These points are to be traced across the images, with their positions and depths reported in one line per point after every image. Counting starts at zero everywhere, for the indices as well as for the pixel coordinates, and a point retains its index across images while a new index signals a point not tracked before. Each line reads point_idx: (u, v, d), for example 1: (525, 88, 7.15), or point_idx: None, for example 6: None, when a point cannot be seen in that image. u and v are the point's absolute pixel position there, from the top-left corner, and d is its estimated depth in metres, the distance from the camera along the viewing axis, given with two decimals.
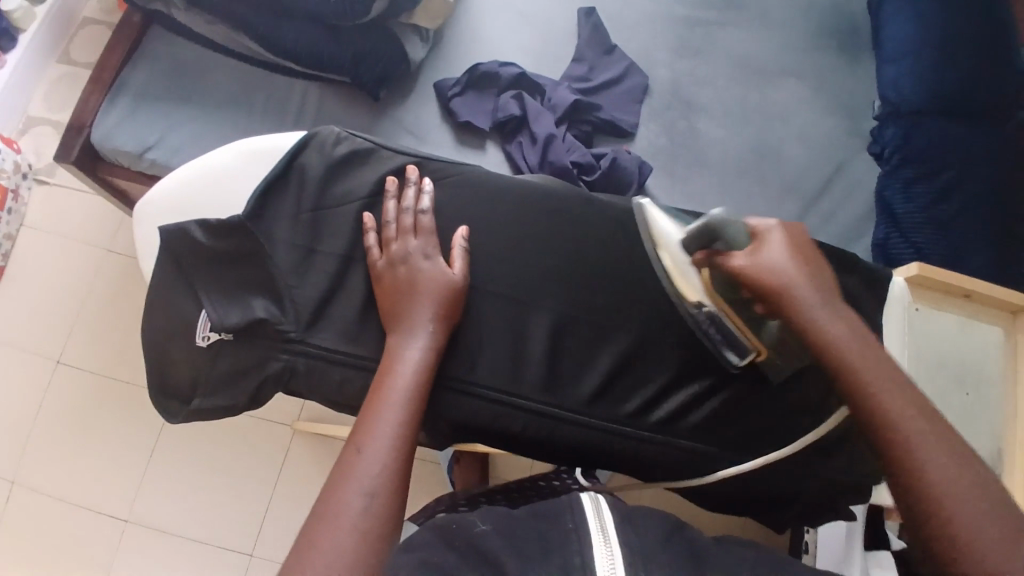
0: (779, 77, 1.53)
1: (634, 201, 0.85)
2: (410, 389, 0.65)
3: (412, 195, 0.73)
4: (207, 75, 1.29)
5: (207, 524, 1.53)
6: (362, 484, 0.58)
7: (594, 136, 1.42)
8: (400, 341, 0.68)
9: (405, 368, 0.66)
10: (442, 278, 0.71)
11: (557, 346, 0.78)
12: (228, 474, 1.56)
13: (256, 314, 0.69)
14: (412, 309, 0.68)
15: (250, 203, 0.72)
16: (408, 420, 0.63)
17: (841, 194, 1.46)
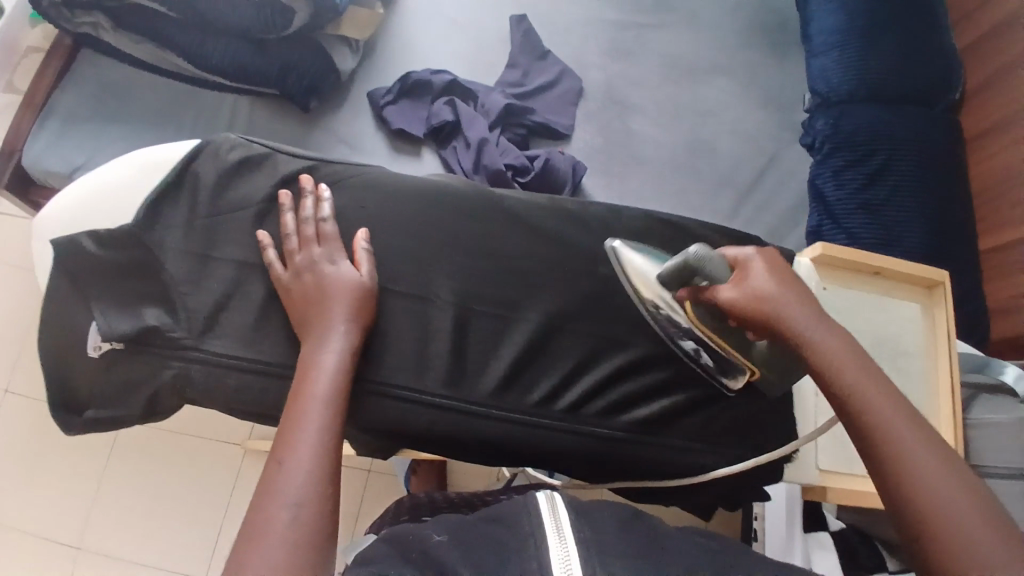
0: (709, 75, 1.58)
1: (536, 196, 0.85)
2: (327, 395, 0.62)
3: (308, 204, 0.72)
4: (136, 94, 1.27)
5: (155, 553, 1.47)
6: (287, 496, 0.54)
7: (530, 139, 1.43)
8: (313, 348, 0.65)
9: (320, 376, 0.63)
10: (347, 281, 0.69)
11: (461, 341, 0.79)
12: (176, 501, 1.51)
13: (146, 321, 0.69)
14: (323, 317, 0.67)
15: (139, 211, 0.71)
16: (331, 423, 0.60)
17: (774, 184, 1.52)
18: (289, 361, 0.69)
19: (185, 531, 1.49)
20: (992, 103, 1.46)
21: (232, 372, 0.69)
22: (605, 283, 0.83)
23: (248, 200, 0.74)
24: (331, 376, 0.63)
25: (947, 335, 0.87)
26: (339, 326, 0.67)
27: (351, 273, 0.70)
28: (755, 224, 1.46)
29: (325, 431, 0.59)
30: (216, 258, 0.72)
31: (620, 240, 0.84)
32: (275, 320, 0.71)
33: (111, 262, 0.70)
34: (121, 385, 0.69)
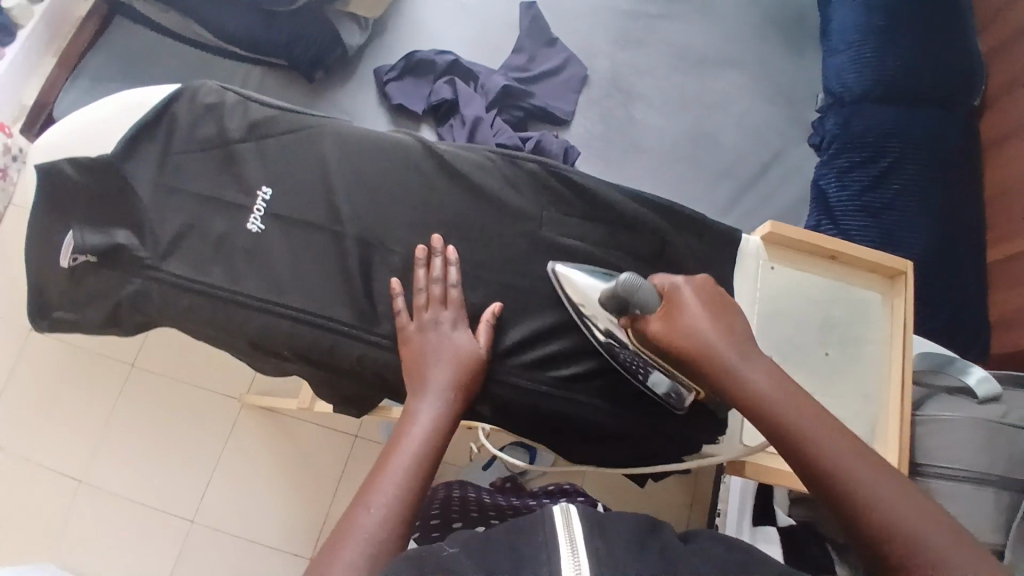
0: (720, 68, 1.57)
1: (487, 150, 0.83)
2: (423, 442, 0.65)
3: (438, 262, 0.75)
4: (160, 58, 1.37)
5: (150, 491, 1.56)
6: (366, 523, 0.57)
7: (528, 122, 1.46)
8: (416, 405, 0.68)
9: (419, 424, 0.66)
10: (467, 347, 0.72)
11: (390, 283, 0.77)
12: (173, 447, 1.59)
13: (115, 240, 0.75)
14: (432, 370, 0.70)
15: (120, 143, 0.77)
16: (415, 481, 0.62)
17: (776, 181, 1.48)
18: (236, 288, 0.74)
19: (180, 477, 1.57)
20: (1013, 107, 1.41)
21: (183, 293, 0.74)
22: (548, 245, 0.79)
23: (216, 140, 0.80)
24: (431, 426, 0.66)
25: (904, 327, 0.84)
26: (446, 380, 0.70)
27: (468, 337, 0.73)
28: (751, 219, 1.44)
29: (411, 471, 0.62)
30: (180, 191, 0.78)
31: (573, 209, 0.80)
32: (230, 250, 0.76)
33: (87, 187, 0.77)
34: (88, 295, 0.76)
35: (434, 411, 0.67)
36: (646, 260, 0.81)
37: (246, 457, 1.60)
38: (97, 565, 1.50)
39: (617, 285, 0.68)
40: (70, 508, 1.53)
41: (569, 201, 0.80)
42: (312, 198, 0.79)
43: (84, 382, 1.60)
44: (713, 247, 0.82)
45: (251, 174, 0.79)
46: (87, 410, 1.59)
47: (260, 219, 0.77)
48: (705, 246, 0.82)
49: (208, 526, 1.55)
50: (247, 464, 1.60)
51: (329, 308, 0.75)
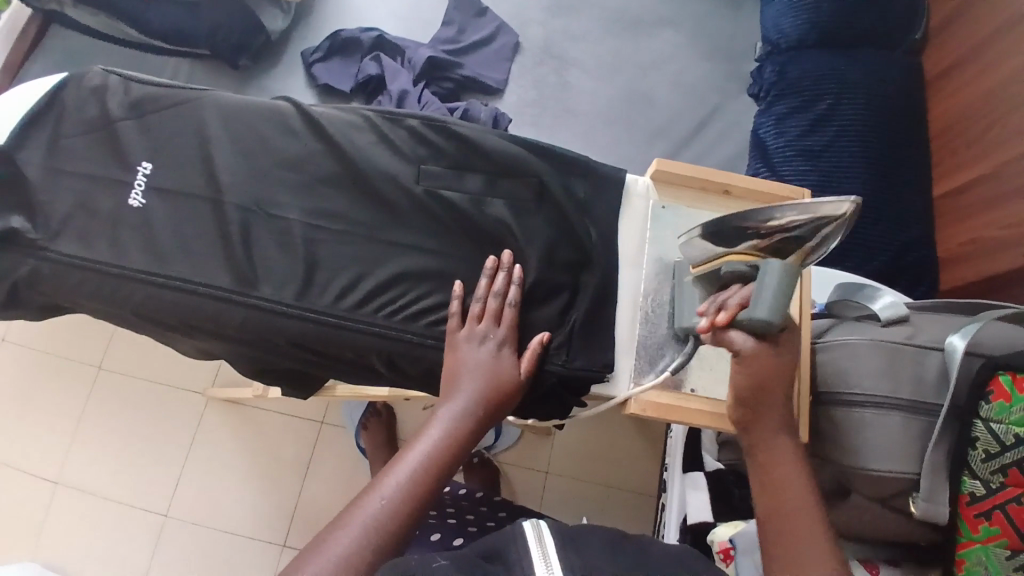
0: (654, 27, 1.54)
1: (368, 111, 0.85)
2: (440, 445, 0.67)
3: (500, 281, 0.77)
4: (89, 59, 1.37)
5: (125, 487, 1.58)
6: (372, 510, 0.60)
7: (460, 93, 1.46)
8: (443, 410, 0.70)
9: (441, 426, 0.69)
10: (505, 366, 0.74)
11: (275, 247, 0.77)
12: (144, 445, 1.61)
13: (9, 223, 0.74)
14: (466, 381, 0.72)
15: (9, 130, 0.80)
16: (428, 481, 0.64)
17: (715, 137, 1.46)
18: (121, 261, 0.75)
19: (154, 473, 1.59)
20: (951, 40, 1.38)
21: (71, 269, 0.75)
22: (430, 200, 0.81)
23: (100, 119, 0.81)
24: (455, 432, 0.68)
25: None
26: (477, 392, 0.71)
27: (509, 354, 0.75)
28: None
29: (424, 472, 0.65)
30: (65, 172, 0.79)
31: (446, 159, 0.82)
32: (115, 226, 0.77)
33: None
34: None
35: (459, 418, 0.69)
36: (526, 207, 0.82)
37: (217, 449, 1.62)
38: (78, 562, 1.53)
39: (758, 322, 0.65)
40: (49, 509, 1.55)
41: (448, 153, 0.82)
42: (195, 171, 0.80)
43: (55, 386, 1.63)
44: (595, 188, 0.84)
45: (133, 150, 0.80)
46: (59, 412, 1.61)
47: (141, 194, 0.78)
48: (587, 192, 0.84)
49: (184, 518, 1.57)
50: (217, 456, 1.62)
51: (211, 274, 0.75)
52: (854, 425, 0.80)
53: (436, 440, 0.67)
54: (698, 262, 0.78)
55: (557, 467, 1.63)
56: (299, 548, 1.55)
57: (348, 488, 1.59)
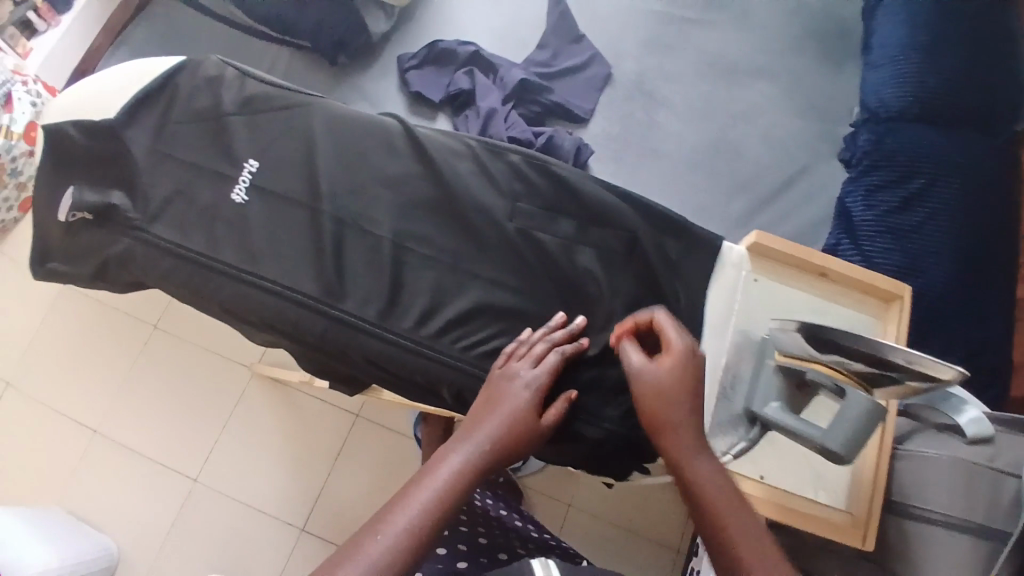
0: (750, 77, 1.51)
1: (474, 143, 0.84)
2: (448, 483, 0.62)
3: (559, 332, 0.75)
4: (196, 35, 1.41)
5: (159, 447, 1.60)
6: (371, 556, 0.57)
7: (546, 118, 1.45)
8: (453, 444, 0.65)
9: (450, 462, 0.63)
10: (530, 402, 0.68)
11: (359, 263, 0.78)
12: (184, 409, 1.63)
13: (111, 200, 0.78)
14: (492, 414, 0.67)
15: (123, 109, 0.80)
16: (430, 524, 0.60)
17: (799, 199, 1.42)
18: (214, 254, 0.77)
19: (190, 438, 1.61)
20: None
21: (166, 255, 0.77)
22: (521, 239, 0.80)
23: (212, 110, 0.82)
24: (472, 468, 0.63)
25: None
26: (499, 425, 0.66)
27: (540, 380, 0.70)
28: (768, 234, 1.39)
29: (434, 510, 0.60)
30: (172, 157, 0.81)
31: (542, 200, 0.82)
32: (212, 219, 0.79)
33: (93, 151, 0.80)
34: (78, 252, 0.79)
35: (470, 457, 0.64)
36: (614, 261, 0.81)
37: (252, 425, 1.63)
38: (104, 513, 1.56)
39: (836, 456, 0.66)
40: (85, 457, 1.58)
41: (545, 193, 0.82)
42: (297, 176, 0.81)
43: (110, 339, 1.66)
44: (687, 252, 0.81)
45: (240, 146, 0.81)
46: (108, 363, 1.64)
47: (245, 191, 0.80)
48: (677, 255, 0.81)
49: (211, 487, 1.58)
50: (251, 431, 1.63)
51: (299, 281, 0.77)
52: (919, 539, 0.79)
53: (451, 474, 0.62)
54: (786, 352, 0.73)
55: (581, 503, 1.61)
56: (316, 537, 1.55)
57: (372, 488, 1.59)
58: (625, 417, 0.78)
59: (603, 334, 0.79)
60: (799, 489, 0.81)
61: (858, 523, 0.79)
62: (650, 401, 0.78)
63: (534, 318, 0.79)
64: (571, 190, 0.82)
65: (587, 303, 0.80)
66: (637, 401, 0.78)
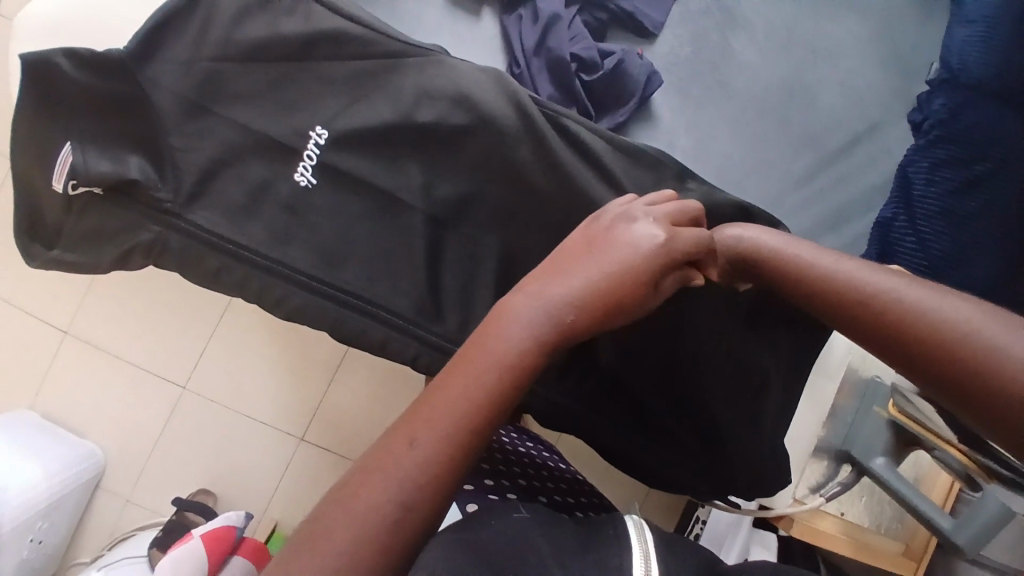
0: (839, 8, 1.31)
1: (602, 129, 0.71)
2: (510, 358, 0.49)
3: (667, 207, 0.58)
4: None
5: (132, 345, 1.35)
6: (417, 449, 0.45)
7: (610, 28, 1.23)
8: (514, 309, 0.51)
9: (515, 333, 0.49)
10: (628, 258, 0.53)
11: (452, 275, 0.66)
12: (157, 303, 1.35)
13: (128, 172, 0.60)
14: (559, 283, 0.52)
15: (135, 37, 0.58)
16: (482, 407, 0.47)
17: (863, 160, 1.28)
18: (278, 254, 0.62)
19: (168, 335, 1.35)
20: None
21: (211, 249, 0.62)
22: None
23: (270, 49, 0.61)
24: (507, 362, 0.48)
25: None
26: (571, 295, 0.51)
27: (655, 240, 0.54)
28: (828, 198, 1.27)
29: (460, 428, 0.46)
30: (213, 112, 0.61)
31: None
32: (269, 204, 0.62)
33: (100, 95, 0.60)
34: (95, 233, 0.64)
35: (538, 329, 0.50)
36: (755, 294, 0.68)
37: (240, 327, 1.35)
38: (78, 414, 1.36)
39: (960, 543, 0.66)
40: (55, 361, 1.36)
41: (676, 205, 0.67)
42: (379, 154, 0.64)
43: None
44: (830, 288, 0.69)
45: (305, 105, 0.62)
46: None
47: (311, 171, 0.63)
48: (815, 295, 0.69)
49: (204, 395, 1.35)
50: (244, 343, 1.36)
51: (386, 294, 0.64)
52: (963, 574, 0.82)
53: (493, 365, 0.48)
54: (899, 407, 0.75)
55: None
56: (318, 449, 1.34)
57: (379, 398, 1.35)
58: (713, 451, 0.72)
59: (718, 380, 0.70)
60: (871, 525, 0.83)
61: (911, 555, 0.84)
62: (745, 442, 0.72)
63: (633, 351, 0.68)
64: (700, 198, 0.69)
65: (704, 340, 0.69)
66: (733, 440, 0.71)
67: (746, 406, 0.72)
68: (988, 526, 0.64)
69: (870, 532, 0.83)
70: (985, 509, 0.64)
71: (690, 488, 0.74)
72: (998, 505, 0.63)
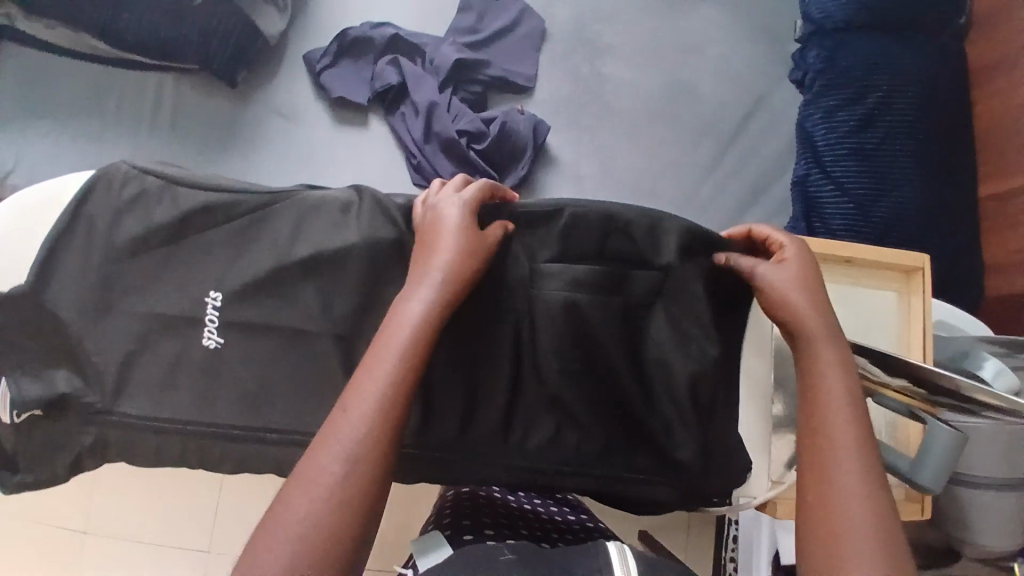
0: (691, 4, 1.39)
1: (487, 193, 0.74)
2: (413, 328, 0.57)
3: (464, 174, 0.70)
4: (58, 84, 1.12)
5: (147, 524, 1.36)
6: (353, 417, 0.52)
7: (489, 95, 1.31)
8: (405, 292, 0.60)
9: (411, 309, 0.58)
10: (455, 222, 0.63)
11: None
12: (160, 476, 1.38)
13: (57, 388, 0.65)
14: (429, 261, 0.61)
15: (33, 271, 0.66)
16: (400, 372, 0.55)
17: (760, 132, 1.36)
18: (209, 416, 0.67)
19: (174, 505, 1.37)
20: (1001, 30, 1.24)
21: (147, 433, 0.66)
22: (561, 273, 0.72)
23: (153, 238, 0.68)
24: (410, 328, 0.57)
25: (923, 327, 0.81)
26: (443, 264, 0.61)
27: (455, 208, 0.64)
28: (736, 177, 1.33)
29: (386, 396, 0.54)
30: (117, 309, 0.67)
31: (559, 245, 0.72)
32: (189, 374, 0.67)
33: (12, 329, 0.65)
34: (39, 452, 0.67)
35: (426, 298, 0.59)
36: (660, 288, 0.73)
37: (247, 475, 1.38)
38: None
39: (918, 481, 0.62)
40: (79, 561, 1.34)
41: (567, 240, 0.72)
42: (273, 297, 0.69)
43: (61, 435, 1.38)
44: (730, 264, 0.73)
45: (196, 276, 0.68)
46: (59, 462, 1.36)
47: (217, 332, 0.68)
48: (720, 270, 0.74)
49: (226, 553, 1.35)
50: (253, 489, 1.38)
51: (315, 420, 0.68)
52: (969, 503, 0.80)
53: (398, 334, 0.56)
54: None
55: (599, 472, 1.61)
56: None
57: None
58: (673, 458, 0.74)
59: (659, 389, 0.73)
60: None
61: (913, 497, 0.80)
62: (706, 441, 0.73)
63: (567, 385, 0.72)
64: (585, 220, 0.72)
65: (630, 353, 0.72)
66: (694, 442, 0.73)
67: (699, 410, 0.73)
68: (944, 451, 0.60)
69: None
70: (936, 439, 0.61)
71: (672, 501, 0.75)
72: (948, 431, 0.60)
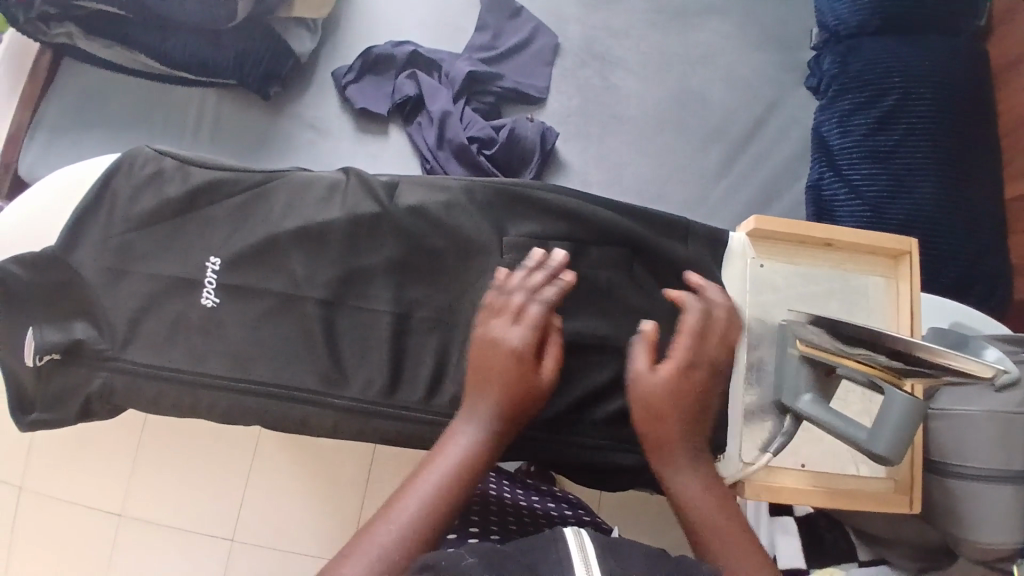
0: (701, 17, 1.43)
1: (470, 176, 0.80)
2: (460, 465, 0.60)
3: (537, 277, 0.69)
4: (119, 100, 1.27)
5: (179, 508, 1.27)
6: (385, 536, 0.54)
7: (502, 106, 1.38)
8: (458, 427, 0.62)
9: (459, 445, 0.61)
10: (524, 369, 0.64)
11: (343, 342, 0.75)
12: (193, 448, 1.29)
13: (74, 335, 0.73)
14: (483, 395, 0.63)
15: (63, 233, 0.74)
16: (444, 506, 0.57)
17: (771, 139, 1.37)
18: (201, 369, 0.73)
19: (201, 487, 1.28)
20: (1021, 28, 1.20)
21: (148, 382, 0.73)
22: (528, 246, 0.76)
23: (164, 210, 0.76)
24: (461, 464, 0.60)
25: (910, 311, 0.80)
26: (495, 401, 0.63)
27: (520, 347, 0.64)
28: (745, 183, 1.33)
29: (417, 522, 0.56)
30: (130, 272, 0.75)
31: (535, 219, 0.77)
32: (187, 330, 0.75)
33: (42, 287, 0.73)
34: (58, 396, 0.75)
35: (479, 438, 0.62)
36: (618, 259, 0.77)
37: (273, 465, 1.29)
38: None
39: (877, 454, 0.61)
40: (114, 546, 1.25)
41: (543, 211, 0.77)
42: (264, 265, 0.76)
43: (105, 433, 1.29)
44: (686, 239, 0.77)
45: (199, 245, 0.76)
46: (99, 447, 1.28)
47: (213, 293, 0.75)
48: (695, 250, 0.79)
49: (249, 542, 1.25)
50: (277, 484, 1.28)
51: (294, 375, 0.73)
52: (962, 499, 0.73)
53: (447, 468, 0.59)
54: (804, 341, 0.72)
55: None
56: None
57: None
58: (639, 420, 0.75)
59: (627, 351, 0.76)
60: (841, 470, 0.77)
61: (902, 489, 0.77)
62: None
63: None
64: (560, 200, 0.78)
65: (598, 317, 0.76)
66: None
67: None
68: (903, 417, 0.60)
69: (845, 479, 0.77)
70: (893, 405, 0.60)
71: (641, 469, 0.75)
72: (904, 398, 0.60)
